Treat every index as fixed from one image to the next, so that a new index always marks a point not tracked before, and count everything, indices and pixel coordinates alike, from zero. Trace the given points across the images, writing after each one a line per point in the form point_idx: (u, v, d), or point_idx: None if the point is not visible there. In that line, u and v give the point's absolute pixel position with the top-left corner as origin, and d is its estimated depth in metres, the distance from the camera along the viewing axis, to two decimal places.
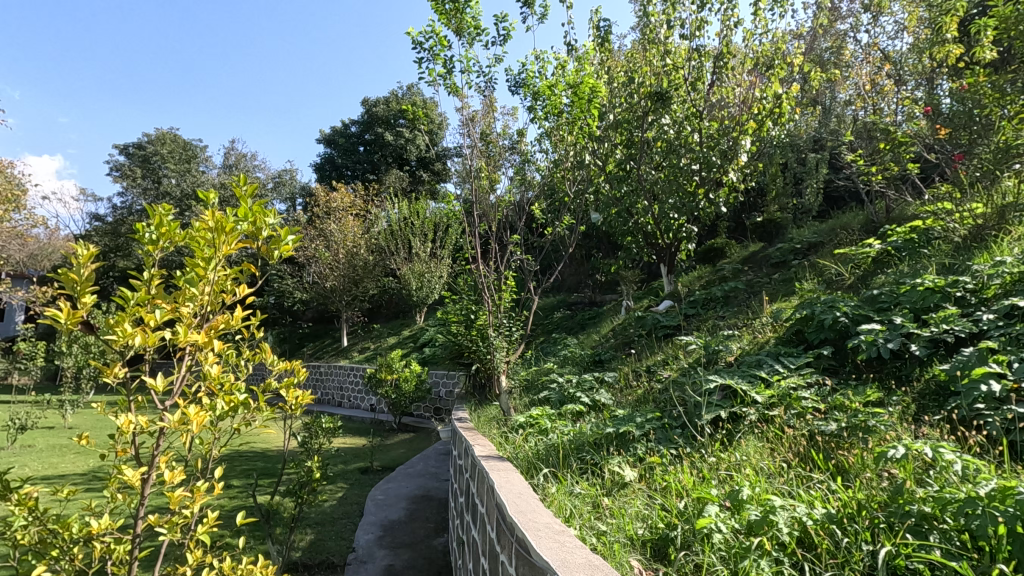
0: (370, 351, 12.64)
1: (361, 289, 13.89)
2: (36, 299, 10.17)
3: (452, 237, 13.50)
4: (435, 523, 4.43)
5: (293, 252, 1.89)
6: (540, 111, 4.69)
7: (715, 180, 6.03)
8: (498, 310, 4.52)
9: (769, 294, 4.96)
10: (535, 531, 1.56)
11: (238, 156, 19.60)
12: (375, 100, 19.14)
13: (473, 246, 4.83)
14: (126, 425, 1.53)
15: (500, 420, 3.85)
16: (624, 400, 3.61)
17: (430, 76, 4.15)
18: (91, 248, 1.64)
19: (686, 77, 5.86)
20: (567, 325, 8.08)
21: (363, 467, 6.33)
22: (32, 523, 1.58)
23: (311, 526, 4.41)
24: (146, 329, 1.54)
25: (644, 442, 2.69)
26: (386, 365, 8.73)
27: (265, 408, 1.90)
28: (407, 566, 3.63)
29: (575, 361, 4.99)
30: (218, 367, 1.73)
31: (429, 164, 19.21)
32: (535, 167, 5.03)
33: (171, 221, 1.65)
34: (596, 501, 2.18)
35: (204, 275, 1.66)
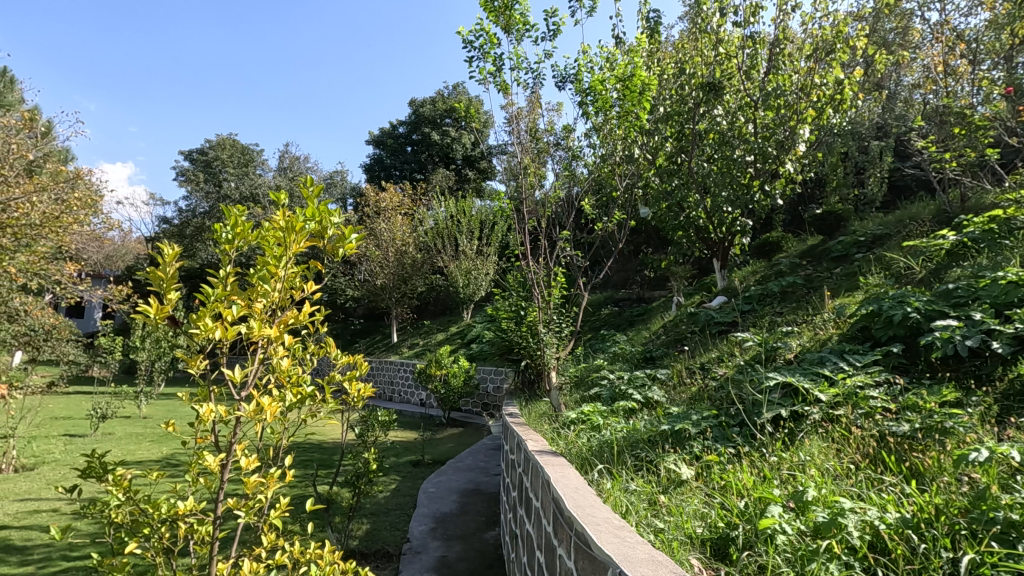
0: (419, 347, 12.90)
1: (409, 287, 14.19)
2: (114, 297, 10.92)
3: (498, 234, 13.61)
4: (486, 516, 4.48)
5: (357, 249, 1.97)
6: (590, 106, 4.66)
7: (771, 171, 5.83)
8: (548, 306, 4.52)
9: (830, 289, 4.76)
10: (595, 525, 1.57)
11: (293, 159, 20.39)
12: (422, 101, 19.47)
13: (522, 242, 4.85)
14: (207, 414, 1.63)
15: (551, 416, 3.87)
16: (678, 398, 3.55)
17: (480, 75, 4.20)
18: (176, 247, 1.76)
19: (739, 66, 5.72)
20: (616, 322, 8.02)
21: (415, 460, 6.49)
22: (126, 503, 1.73)
23: (367, 516, 4.56)
24: (224, 323, 1.64)
25: (700, 440, 2.64)
26: (436, 361, 8.90)
27: (330, 400, 1.98)
28: (460, 558, 3.70)
29: (625, 358, 4.94)
30: (287, 360, 1.81)
31: (474, 162, 19.43)
32: (583, 163, 4.98)
33: (245, 221, 1.75)
34: (652, 499, 2.16)
35: (275, 272, 1.75)
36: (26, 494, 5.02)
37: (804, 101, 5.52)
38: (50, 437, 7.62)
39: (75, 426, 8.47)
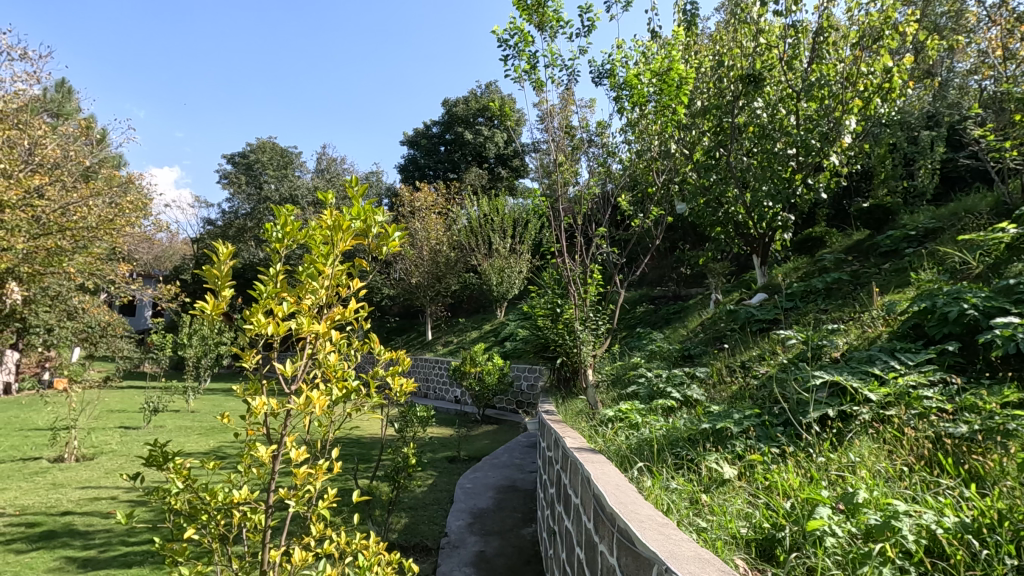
0: (454, 345, 13.04)
1: (443, 285, 14.34)
2: (163, 296, 11.44)
3: (531, 232, 13.62)
4: (522, 513, 4.50)
5: (400, 248, 2.01)
6: (626, 101, 4.60)
7: (815, 164, 5.65)
8: (584, 303, 4.50)
9: (878, 286, 4.59)
10: (639, 522, 1.56)
11: (330, 160, 20.88)
12: (455, 101, 19.63)
13: (558, 239, 4.84)
14: (260, 406, 1.69)
15: (588, 413, 3.86)
16: (718, 396, 3.49)
17: (515, 73, 4.22)
18: (230, 246, 1.83)
19: (780, 56, 5.56)
20: (652, 320, 7.93)
21: (451, 456, 6.57)
22: (184, 490, 1.81)
23: (406, 510, 4.63)
24: (276, 320, 1.70)
25: (743, 439, 2.60)
26: (470, 359, 8.98)
27: (374, 395, 2.03)
28: (498, 553, 3.73)
29: (663, 356, 4.89)
30: (334, 356, 1.86)
31: (507, 161, 19.49)
32: (617, 159, 4.99)
33: (294, 221, 1.80)
34: (694, 498, 2.13)
35: (323, 270, 1.81)
36: (88, 482, 5.31)
37: (849, 91, 5.40)
38: (107, 428, 8.04)
39: (129, 419, 8.92)
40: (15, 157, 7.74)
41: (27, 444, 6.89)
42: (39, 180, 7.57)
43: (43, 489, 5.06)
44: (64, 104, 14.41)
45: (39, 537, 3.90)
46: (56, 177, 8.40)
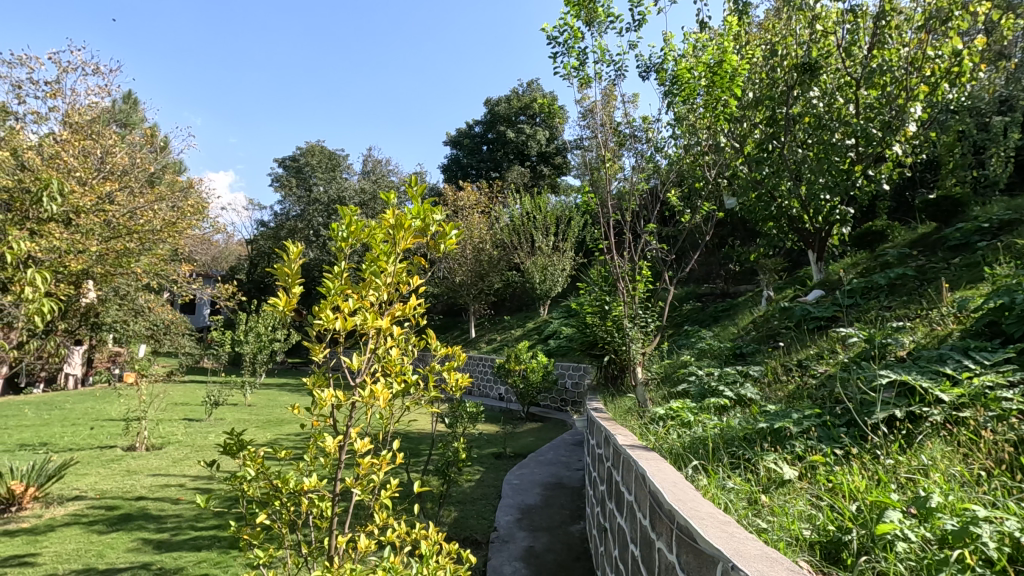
0: (497, 342, 13.17)
1: (486, 283, 14.45)
2: (221, 295, 12.06)
3: (574, 230, 13.57)
4: (570, 510, 4.51)
5: (457, 245, 2.06)
6: (676, 96, 4.54)
7: (877, 155, 5.42)
8: (633, 300, 4.45)
9: (948, 281, 4.34)
10: (700, 519, 1.54)
11: (376, 162, 21.40)
12: (497, 100, 19.72)
13: (606, 235, 4.79)
14: (328, 398, 1.77)
15: (637, 411, 3.82)
16: (774, 396, 3.38)
17: (564, 70, 4.22)
18: (299, 245, 1.94)
19: (837, 43, 5.33)
20: (699, 317, 7.78)
21: (498, 452, 6.63)
22: (257, 478, 1.92)
23: (455, 504, 4.71)
24: (343, 315, 1.79)
25: (803, 440, 2.52)
26: (515, 356, 9.03)
27: (432, 390, 2.08)
28: (547, 549, 3.74)
29: (713, 355, 4.78)
30: (395, 351, 1.94)
31: (549, 158, 19.52)
32: (664, 154, 4.92)
33: (358, 221, 1.89)
34: (752, 498, 2.09)
35: (385, 267, 1.89)
36: (158, 470, 5.66)
37: (914, 76, 5.12)
38: (173, 419, 8.52)
39: (193, 411, 9.41)
40: (89, 166, 8.36)
41: (102, 434, 7.37)
42: (111, 187, 8.15)
43: (119, 476, 5.41)
44: (130, 115, 15.39)
45: (117, 520, 4.17)
46: (125, 184, 9.02)
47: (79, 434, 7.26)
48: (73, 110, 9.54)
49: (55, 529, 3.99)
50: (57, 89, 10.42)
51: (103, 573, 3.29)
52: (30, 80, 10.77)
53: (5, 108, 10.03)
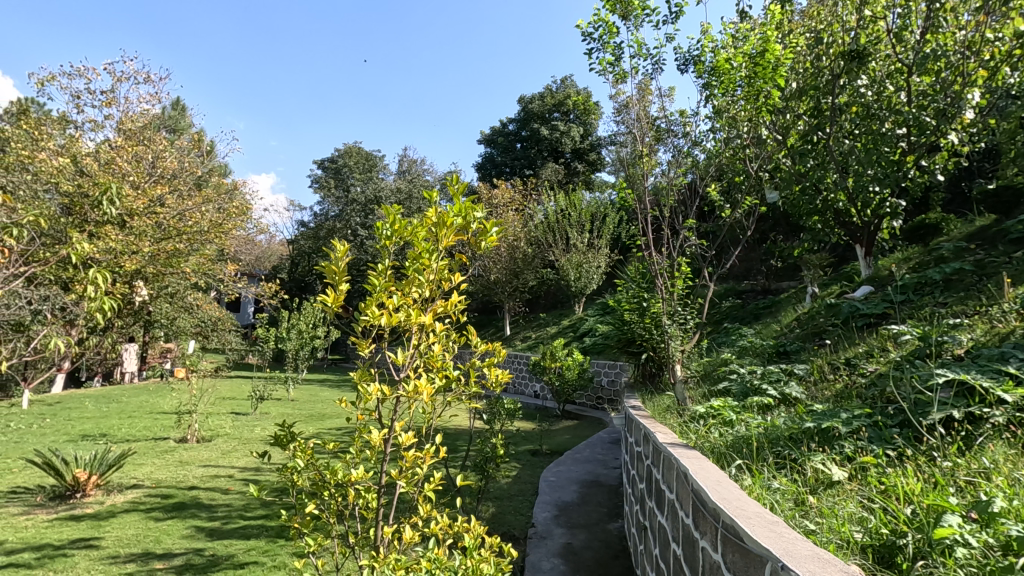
0: (532, 340, 13.19)
1: (521, 281, 14.45)
2: (265, 293, 12.47)
3: (610, 226, 13.45)
4: (608, 508, 4.48)
5: (497, 241, 2.07)
6: (715, 88, 4.42)
7: (930, 144, 5.17)
8: (672, 297, 4.38)
9: (1010, 276, 4.11)
10: (746, 518, 1.51)
11: (411, 162, 21.74)
12: (531, 97, 19.71)
13: (643, 231, 4.73)
14: (374, 392, 1.83)
15: (677, 409, 3.77)
16: (820, 396, 3.28)
17: (600, 65, 4.19)
18: (345, 243, 2.01)
19: (887, 28, 5.12)
20: (740, 315, 7.62)
21: (534, 449, 6.64)
22: (307, 468, 2.00)
23: (492, 500, 4.75)
24: (388, 311, 1.84)
25: (853, 440, 2.44)
26: (551, 354, 9.01)
27: (474, 385, 2.10)
28: (585, 546, 3.74)
29: (756, 352, 4.66)
30: (438, 347, 1.98)
31: (584, 154, 19.48)
32: (702, 148, 4.85)
33: (401, 219, 1.94)
34: (799, 499, 2.03)
35: (428, 264, 1.94)
36: (209, 461, 5.91)
37: (971, 61, 4.81)
38: (221, 413, 8.86)
39: (240, 405, 9.77)
40: (141, 171, 8.77)
41: (156, 426, 7.72)
42: (161, 190, 8.55)
43: (173, 466, 5.67)
44: (178, 121, 16.07)
45: (172, 508, 4.38)
46: (174, 187, 9.42)
47: (135, 426, 7.63)
48: (126, 117, 10.02)
49: (116, 515, 4.22)
50: (112, 97, 10.97)
51: (161, 558, 3.47)
52: (88, 90, 11.38)
53: (66, 117, 10.64)
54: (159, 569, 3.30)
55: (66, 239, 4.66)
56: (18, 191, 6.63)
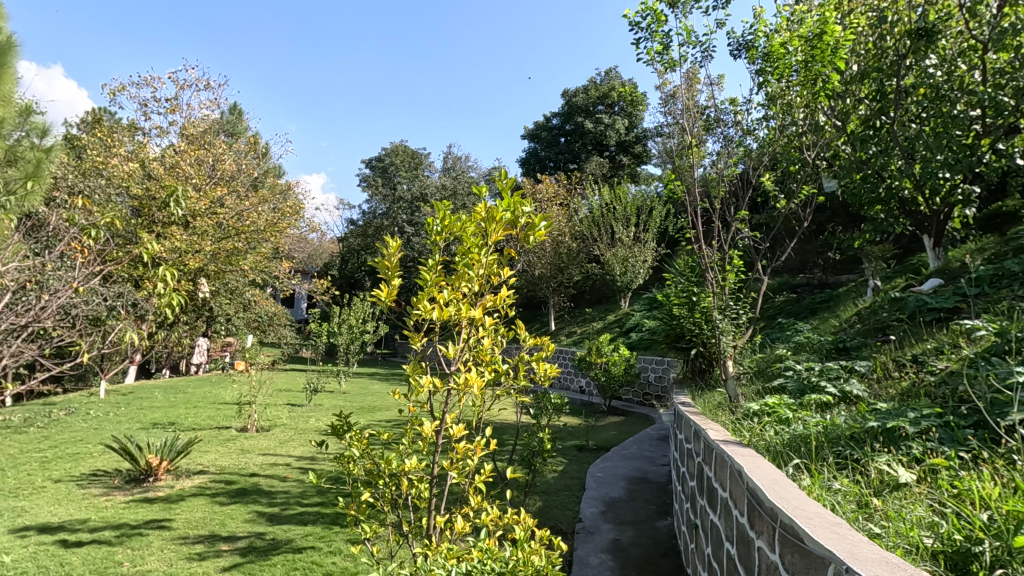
0: (578, 335, 13.14)
1: (566, 276, 14.35)
2: (318, 289, 12.92)
3: (656, 220, 13.20)
4: (657, 505, 4.42)
5: (545, 236, 2.07)
6: (769, 75, 4.28)
7: (1008, 126, 4.81)
8: (723, 291, 4.26)
9: None
10: (807, 519, 1.46)
11: (455, 159, 22.00)
12: (575, 90, 19.53)
13: (693, 224, 4.62)
14: (426, 384, 1.87)
15: (729, 406, 3.67)
16: (884, 394, 3.12)
17: (647, 56, 4.12)
18: (398, 240, 2.06)
19: (958, 3, 4.80)
20: (795, 309, 7.35)
21: (580, 444, 6.61)
22: (362, 457, 2.07)
23: (539, 494, 4.77)
24: (439, 305, 1.88)
25: (921, 441, 2.31)
26: (596, 349, 8.94)
27: (523, 379, 2.11)
28: (633, 543, 3.71)
29: (813, 348, 4.47)
30: (487, 341, 2.00)
31: (629, 147, 19.18)
32: (755, 137, 4.70)
33: (451, 215, 1.98)
34: (862, 501, 1.94)
35: (478, 259, 1.97)
36: (268, 449, 6.19)
37: None
38: (278, 404, 9.27)
39: (295, 397, 10.18)
40: (202, 174, 9.24)
41: (219, 415, 8.14)
42: (221, 192, 9.00)
43: (235, 454, 5.98)
44: (236, 125, 16.82)
45: (235, 493, 4.62)
46: (232, 188, 9.88)
47: (200, 415, 8.08)
48: (189, 123, 10.56)
49: (185, 499, 4.49)
50: (176, 105, 11.59)
51: (226, 540, 3.66)
52: (154, 99, 12.09)
53: (135, 125, 11.31)
54: (224, 551, 3.49)
55: (137, 240, 4.96)
56: (95, 195, 7.11)
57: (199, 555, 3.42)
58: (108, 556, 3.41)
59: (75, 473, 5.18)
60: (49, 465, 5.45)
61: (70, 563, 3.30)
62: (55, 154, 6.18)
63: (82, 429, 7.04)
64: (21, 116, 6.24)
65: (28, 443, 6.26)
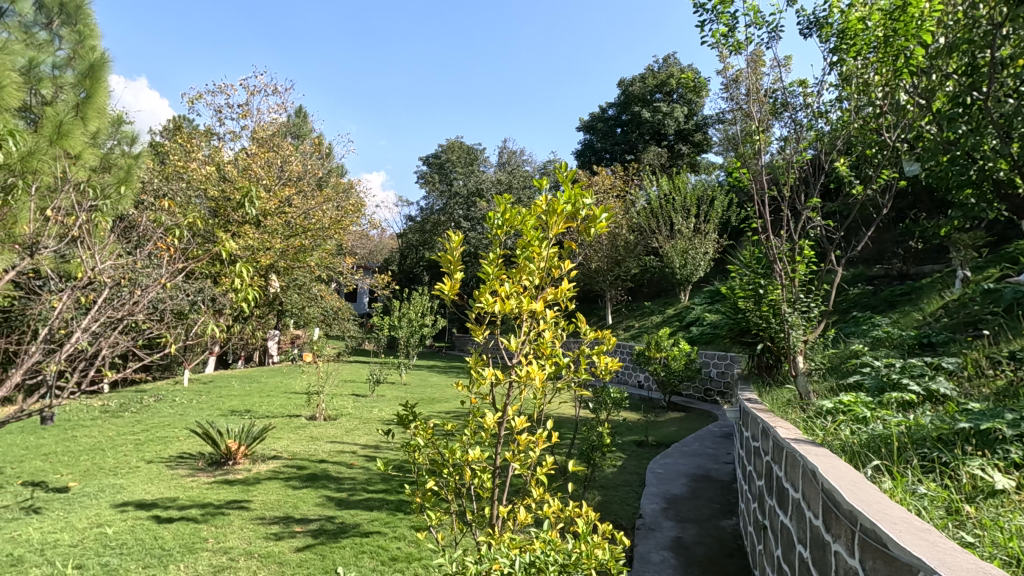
0: (635, 329, 12.94)
1: (623, 269, 14.10)
2: (379, 284, 13.34)
3: (718, 210, 12.76)
4: (721, 504, 4.29)
5: (607, 228, 2.04)
6: (846, 52, 4.10)
7: None
8: (792, 283, 4.06)
9: None
10: (891, 523, 1.37)
11: (511, 153, 22.09)
12: (631, 80, 19.12)
13: (759, 213, 4.42)
14: (489, 376, 1.90)
15: (799, 403, 3.51)
16: (975, 393, 2.89)
17: (712, 38, 3.98)
18: (460, 234, 2.10)
19: None
20: (871, 303, 6.92)
21: (639, 440, 6.52)
22: (428, 446, 2.13)
23: (598, 488, 4.73)
24: (501, 298, 1.90)
25: (1021, 445, 2.12)
26: (655, 343, 8.76)
27: (584, 372, 2.10)
28: (696, 541, 3.62)
29: (893, 343, 4.20)
30: (549, 334, 2.00)
31: (688, 136, 18.64)
32: (827, 120, 4.46)
33: (512, 209, 1.99)
34: (952, 507, 1.81)
35: (539, 252, 1.98)
36: (335, 437, 6.48)
37: None
38: (343, 394, 9.68)
39: (359, 388, 10.60)
40: (272, 175, 9.74)
41: (290, 404, 8.59)
42: (290, 192, 9.47)
43: (305, 441, 6.29)
44: (302, 127, 17.62)
45: (307, 478, 4.88)
46: (299, 188, 10.35)
47: (273, 404, 8.55)
48: (259, 127, 11.14)
49: (261, 482, 4.77)
50: (248, 110, 12.26)
51: (299, 522, 3.87)
52: (228, 105, 12.84)
53: (211, 131, 12.06)
54: (298, 532, 3.68)
55: (215, 239, 5.30)
56: (178, 196, 7.66)
57: (275, 535, 3.63)
58: (195, 533, 3.67)
59: (164, 455, 5.61)
60: (142, 447, 5.94)
61: (163, 537, 3.59)
62: (142, 160, 6.69)
63: (169, 414, 7.61)
64: (112, 126, 6.78)
65: (124, 427, 6.83)
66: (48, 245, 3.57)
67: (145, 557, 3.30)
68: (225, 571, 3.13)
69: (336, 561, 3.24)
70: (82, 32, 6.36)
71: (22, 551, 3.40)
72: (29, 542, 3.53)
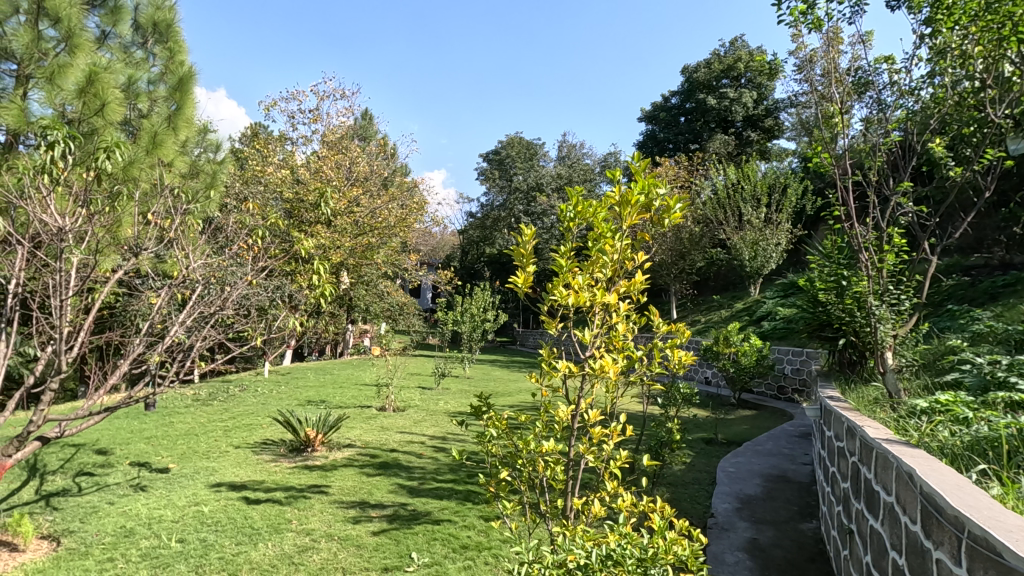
0: (701, 324, 12.55)
1: (688, 262, 13.53)
2: (442, 280, 13.66)
3: (791, 198, 12.14)
4: (800, 506, 4.10)
5: (681, 218, 1.98)
6: (942, 23, 3.75)
7: None
8: (879, 274, 3.81)
9: None
10: (1005, 531, 1.27)
11: (570, 147, 21.95)
12: (695, 66, 18.43)
13: (841, 200, 4.16)
14: (563, 368, 1.90)
15: (889, 402, 3.29)
16: None
17: (790, 16, 3.78)
18: (532, 228, 2.11)
19: None
20: (969, 295, 6.36)
21: (708, 437, 6.32)
22: (502, 437, 2.17)
23: (667, 486, 4.65)
24: (574, 291, 1.90)
25: None
26: (724, 339, 8.46)
27: (657, 366, 2.06)
28: (774, 544, 3.49)
29: (996, 338, 3.85)
30: (622, 326, 1.97)
31: (757, 122, 17.85)
32: (918, 98, 4.12)
33: (585, 201, 1.98)
34: None
35: (612, 244, 1.96)
36: (405, 428, 6.70)
37: None
38: (410, 386, 10.00)
39: (424, 380, 10.91)
40: (341, 176, 10.17)
41: (361, 395, 8.98)
42: (358, 192, 9.86)
43: (376, 431, 6.54)
44: (368, 129, 18.25)
45: (380, 466, 5.09)
46: (367, 188, 10.73)
47: (345, 395, 8.97)
48: (328, 130, 11.65)
49: (338, 468, 5.02)
50: (318, 115, 12.84)
51: (375, 507, 4.04)
52: (300, 110, 13.48)
53: (285, 136, 12.72)
54: (374, 517, 3.85)
55: (293, 238, 5.60)
56: (258, 199, 8.17)
57: (353, 519, 3.81)
58: (280, 514, 3.92)
59: (250, 442, 6.01)
60: (230, 433, 6.39)
61: (252, 517, 3.85)
62: (225, 166, 7.16)
63: (252, 404, 8.14)
64: (199, 135, 7.29)
65: (213, 415, 7.37)
66: (149, 247, 3.88)
67: (238, 535, 3.56)
68: (308, 552, 3.32)
69: (410, 547, 3.36)
70: (172, 48, 6.85)
71: (133, 524, 3.75)
72: (138, 516, 3.89)
